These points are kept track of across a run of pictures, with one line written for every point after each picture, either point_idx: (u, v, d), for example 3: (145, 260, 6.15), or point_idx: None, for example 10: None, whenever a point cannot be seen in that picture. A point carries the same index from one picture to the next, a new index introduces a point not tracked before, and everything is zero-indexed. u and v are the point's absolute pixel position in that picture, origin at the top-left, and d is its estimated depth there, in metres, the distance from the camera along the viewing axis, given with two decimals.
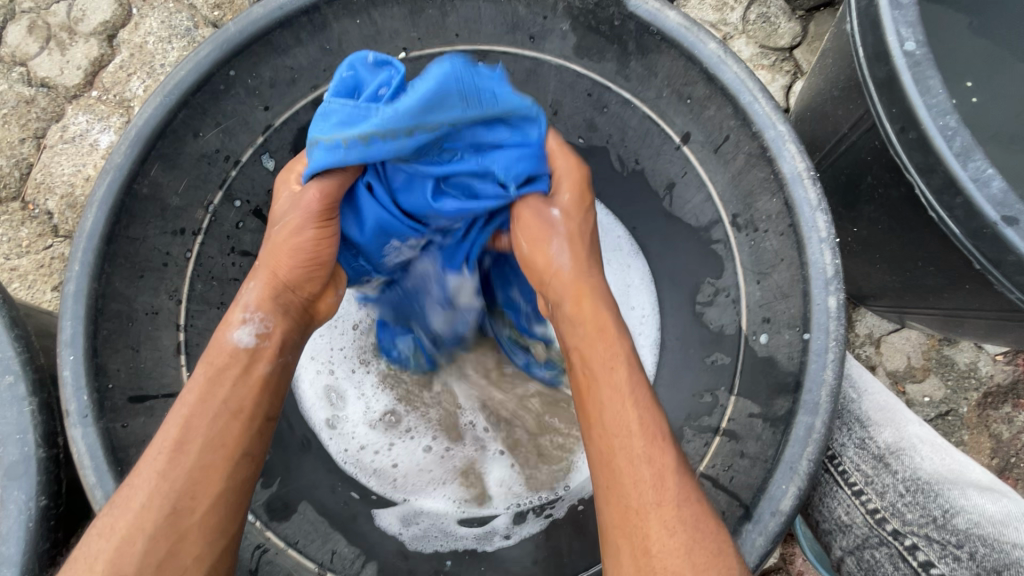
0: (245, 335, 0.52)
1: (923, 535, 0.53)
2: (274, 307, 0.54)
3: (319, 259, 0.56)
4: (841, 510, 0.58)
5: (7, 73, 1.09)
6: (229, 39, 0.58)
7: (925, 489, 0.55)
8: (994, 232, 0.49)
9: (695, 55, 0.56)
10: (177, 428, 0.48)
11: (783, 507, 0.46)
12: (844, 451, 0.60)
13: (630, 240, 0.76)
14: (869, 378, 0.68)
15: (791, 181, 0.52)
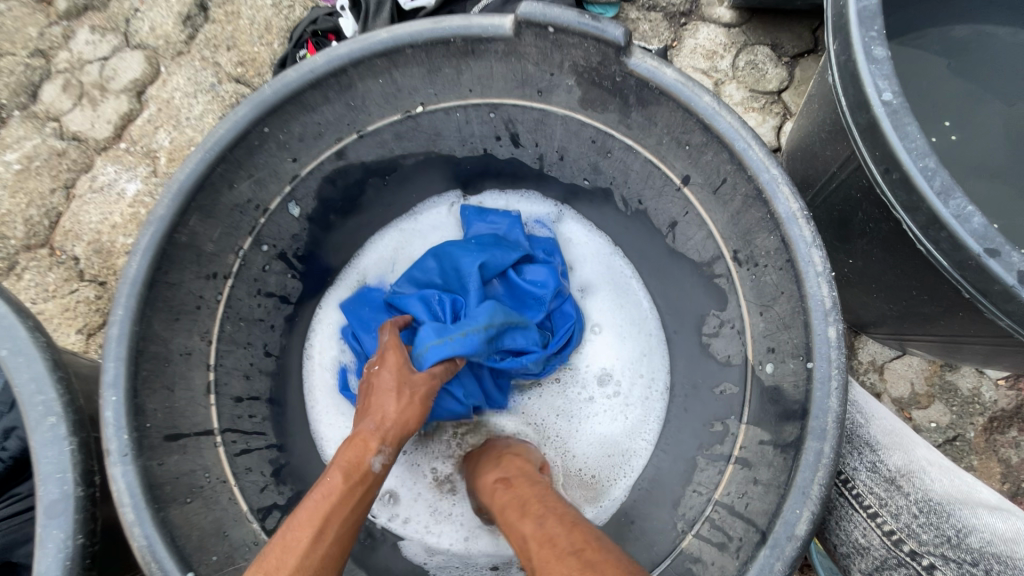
0: (378, 462, 0.60)
1: (940, 556, 0.52)
2: (398, 446, 0.63)
3: (432, 421, 0.67)
4: (861, 536, 0.58)
5: (41, 128, 1.16)
6: (263, 100, 0.63)
7: (934, 508, 0.56)
8: (979, 263, 0.52)
9: (692, 106, 0.60)
10: (322, 512, 0.55)
11: (799, 532, 0.47)
12: (856, 475, 0.60)
13: (627, 263, 0.85)
14: (873, 400, 0.69)
15: (786, 221, 0.56)
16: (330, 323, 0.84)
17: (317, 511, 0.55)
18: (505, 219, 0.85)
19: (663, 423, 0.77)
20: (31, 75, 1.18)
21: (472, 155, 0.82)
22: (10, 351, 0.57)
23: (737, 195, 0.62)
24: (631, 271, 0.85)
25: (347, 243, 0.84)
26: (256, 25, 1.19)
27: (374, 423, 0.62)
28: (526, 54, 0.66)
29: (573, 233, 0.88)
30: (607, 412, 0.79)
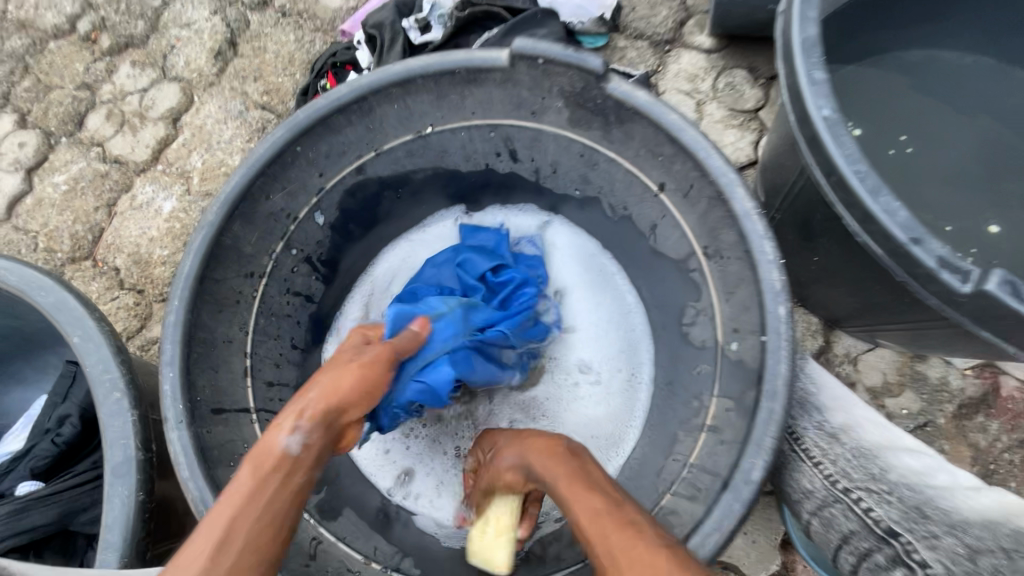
0: (296, 442, 0.53)
1: (867, 489, 0.58)
2: (324, 424, 0.56)
3: (369, 392, 0.61)
4: (805, 481, 0.64)
5: (86, 153, 1.29)
6: (297, 124, 0.74)
7: (869, 456, 0.62)
8: (906, 250, 0.61)
9: (661, 123, 0.70)
10: (226, 514, 0.48)
11: (754, 477, 0.56)
12: (805, 429, 0.67)
13: (613, 261, 0.96)
14: (824, 374, 0.77)
15: (743, 217, 0.65)
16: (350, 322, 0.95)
17: (221, 516, 0.48)
18: (493, 235, 0.96)
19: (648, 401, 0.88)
20: (78, 106, 1.32)
21: (476, 170, 0.92)
22: (82, 337, 0.68)
23: (703, 198, 0.71)
24: (618, 273, 0.95)
25: (367, 248, 0.95)
26: (281, 58, 1.31)
27: (290, 408, 0.56)
28: (520, 82, 0.77)
29: (564, 244, 0.99)
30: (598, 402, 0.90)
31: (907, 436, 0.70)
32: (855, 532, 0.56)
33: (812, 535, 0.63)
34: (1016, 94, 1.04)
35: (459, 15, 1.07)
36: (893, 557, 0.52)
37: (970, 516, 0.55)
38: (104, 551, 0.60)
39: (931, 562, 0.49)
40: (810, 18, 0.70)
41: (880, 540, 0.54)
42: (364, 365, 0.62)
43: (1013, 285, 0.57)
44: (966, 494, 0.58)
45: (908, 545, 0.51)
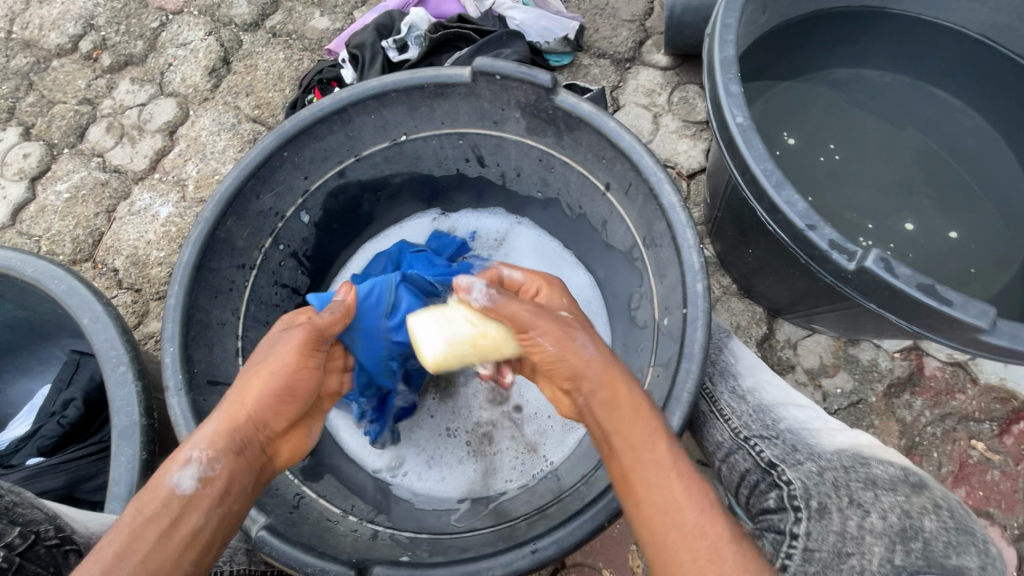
0: (189, 477, 0.57)
1: (761, 436, 0.80)
2: (226, 448, 0.59)
3: (285, 400, 0.64)
4: (717, 434, 0.85)
5: (88, 163, 1.38)
6: (285, 132, 0.84)
7: (765, 410, 0.84)
8: (804, 235, 0.72)
9: (602, 130, 0.81)
10: (121, 542, 0.52)
11: (673, 424, 0.67)
12: (720, 393, 0.87)
13: (569, 254, 1.06)
14: (743, 348, 0.96)
15: (669, 209, 0.76)
16: None
17: (117, 543, 0.52)
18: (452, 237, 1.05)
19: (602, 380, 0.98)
20: (80, 119, 1.41)
21: (448, 174, 1.03)
22: (91, 319, 0.77)
23: (640, 194, 0.82)
24: (578, 268, 1.05)
25: (350, 246, 1.06)
26: (271, 76, 1.42)
27: (192, 439, 0.60)
28: (481, 95, 0.88)
29: (529, 241, 1.08)
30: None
31: (798, 393, 0.90)
32: (749, 469, 0.78)
33: (720, 477, 0.85)
34: (931, 108, 1.16)
35: (432, 37, 1.19)
36: (771, 483, 0.75)
37: (828, 446, 0.77)
38: (112, 501, 0.69)
39: (794, 481, 0.72)
40: (728, 40, 0.82)
41: (764, 472, 0.76)
42: (257, 383, 0.63)
43: (886, 262, 0.69)
44: (830, 431, 0.80)
45: (781, 473, 0.74)
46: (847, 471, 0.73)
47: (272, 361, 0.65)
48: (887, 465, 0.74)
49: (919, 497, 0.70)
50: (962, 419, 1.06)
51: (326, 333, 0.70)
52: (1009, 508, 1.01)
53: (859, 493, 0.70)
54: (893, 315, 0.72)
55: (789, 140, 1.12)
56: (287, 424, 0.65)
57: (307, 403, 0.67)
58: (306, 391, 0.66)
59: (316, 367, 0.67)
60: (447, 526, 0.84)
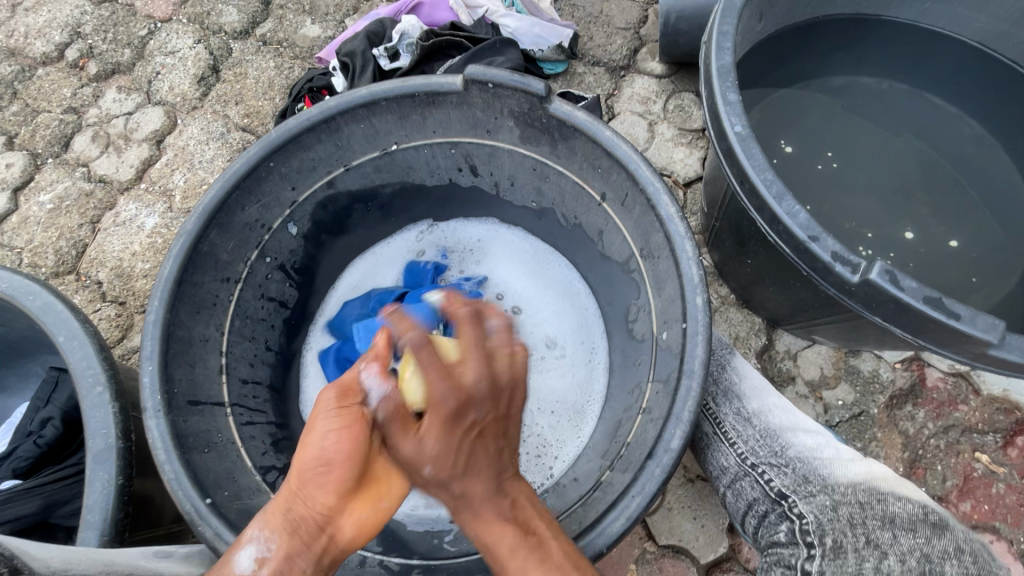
0: (250, 557, 0.57)
1: (770, 465, 0.80)
2: (282, 525, 0.58)
3: (330, 465, 0.60)
4: (722, 458, 0.85)
5: (72, 173, 1.35)
6: (271, 142, 0.82)
7: (773, 436, 0.83)
8: (806, 246, 0.70)
9: (598, 139, 0.79)
10: None
11: (674, 445, 0.65)
12: (725, 415, 0.87)
13: (560, 259, 1.05)
14: (746, 364, 0.94)
15: (667, 220, 0.74)
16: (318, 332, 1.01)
17: None
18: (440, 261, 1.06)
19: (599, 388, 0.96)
20: (65, 128, 1.38)
21: (440, 184, 1.00)
22: (67, 337, 0.74)
23: (636, 205, 0.80)
24: (571, 270, 1.04)
25: (340, 258, 1.03)
26: (260, 84, 1.40)
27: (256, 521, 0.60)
28: (474, 104, 0.86)
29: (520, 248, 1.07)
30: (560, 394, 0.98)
31: (804, 416, 0.89)
32: (757, 498, 0.79)
33: (726, 502, 0.85)
34: (928, 115, 1.15)
35: (424, 44, 1.17)
36: (781, 515, 0.75)
37: (841, 478, 0.75)
38: (85, 529, 0.67)
39: (807, 515, 0.72)
40: (725, 47, 0.80)
41: (773, 502, 0.77)
42: (300, 457, 0.61)
43: (892, 275, 0.67)
44: (840, 460, 0.78)
45: (793, 505, 0.74)
46: (862, 507, 0.71)
47: (314, 430, 0.62)
48: (905, 501, 0.71)
49: (941, 539, 0.67)
50: (966, 431, 1.04)
51: (356, 388, 0.65)
52: (1014, 523, 0.99)
53: (877, 533, 0.67)
54: (897, 328, 0.70)
55: (786, 148, 1.10)
56: (339, 496, 0.60)
57: (356, 469, 0.61)
58: (346, 455, 0.61)
59: (353, 425, 0.62)
60: (440, 550, 0.81)
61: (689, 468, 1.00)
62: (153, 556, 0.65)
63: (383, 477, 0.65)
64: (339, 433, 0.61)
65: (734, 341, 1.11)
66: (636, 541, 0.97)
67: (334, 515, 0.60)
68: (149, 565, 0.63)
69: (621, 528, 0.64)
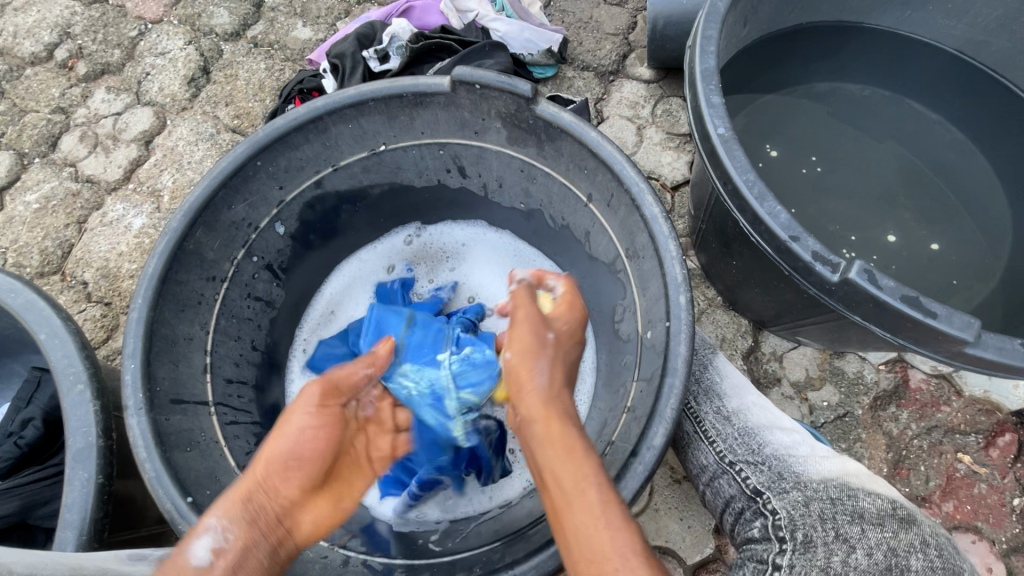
0: (205, 546, 0.57)
1: (747, 463, 0.81)
2: (246, 514, 0.60)
3: (302, 459, 0.63)
4: (702, 457, 0.86)
5: (59, 173, 1.34)
6: (258, 141, 0.82)
7: (750, 434, 0.84)
8: (788, 246, 0.71)
9: (583, 140, 0.80)
10: None
11: (656, 442, 0.65)
12: (705, 413, 0.87)
13: (546, 260, 1.06)
14: (728, 363, 0.95)
15: (652, 220, 0.74)
16: (306, 336, 1.03)
17: None
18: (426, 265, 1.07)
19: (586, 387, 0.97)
20: (53, 128, 1.38)
21: (429, 185, 1.01)
22: (48, 335, 0.74)
23: (622, 205, 0.81)
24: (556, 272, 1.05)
25: (328, 256, 1.03)
26: (251, 85, 1.40)
27: (215, 507, 0.61)
28: (462, 104, 0.87)
29: (504, 250, 1.08)
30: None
31: (783, 414, 0.90)
32: (735, 495, 0.80)
33: (707, 500, 0.87)
34: (909, 121, 1.17)
35: (413, 47, 1.18)
36: (756, 512, 0.76)
37: (814, 475, 0.76)
38: (64, 528, 0.66)
39: (779, 511, 0.73)
40: (709, 51, 0.82)
41: (749, 499, 0.78)
42: (271, 450, 0.63)
43: (871, 274, 0.68)
44: (815, 457, 0.80)
45: (766, 501, 0.75)
46: (834, 503, 0.72)
47: (288, 425, 0.65)
48: (874, 496, 0.73)
49: (907, 533, 0.68)
50: (949, 432, 1.05)
51: (340, 387, 0.69)
52: (996, 523, 1.00)
53: (846, 528, 0.68)
54: (877, 327, 0.71)
55: (771, 152, 1.12)
56: (302, 491, 0.63)
57: (322, 467, 0.65)
58: (316, 455, 0.64)
59: (328, 424, 0.66)
60: (424, 550, 0.81)
61: (675, 469, 1.01)
62: (128, 559, 0.64)
63: (344, 473, 0.69)
64: (317, 429, 0.64)
65: (721, 343, 1.12)
66: None
67: (295, 510, 0.63)
68: (120, 569, 0.61)
69: None
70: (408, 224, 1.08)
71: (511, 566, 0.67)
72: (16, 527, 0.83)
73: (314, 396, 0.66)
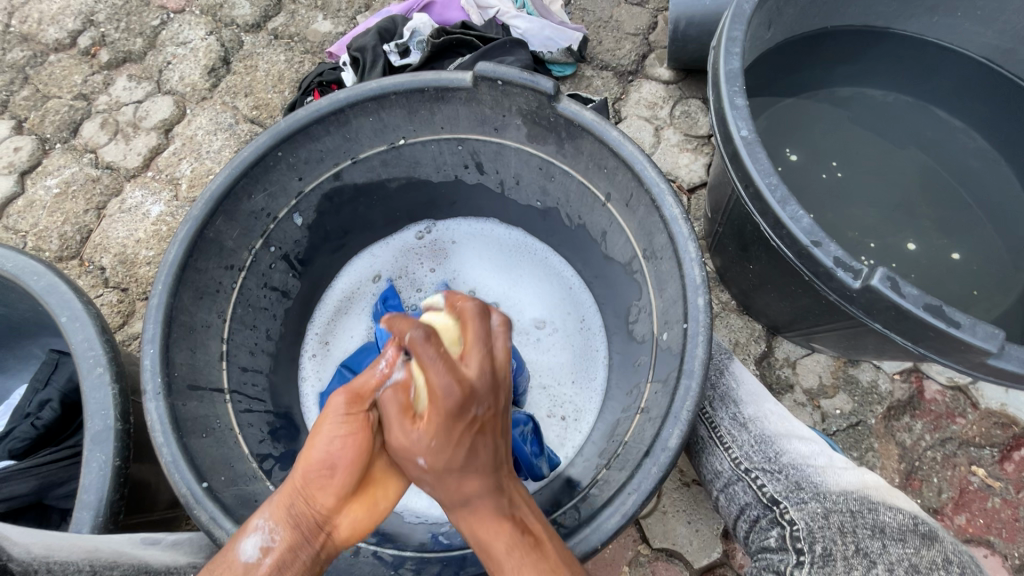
0: (254, 546, 0.57)
1: (763, 471, 0.81)
2: (290, 519, 0.57)
3: (336, 463, 0.59)
4: (717, 463, 0.86)
5: (80, 159, 1.35)
6: (280, 131, 0.82)
7: (768, 442, 0.83)
8: (809, 251, 0.71)
9: (604, 139, 0.80)
10: None
11: (671, 444, 0.65)
12: (721, 420, 0.87)
13: (558, 255, 1.07)
14: (745, 371, 0.94)
15: (672, 221, 0.74)
16: (319, 327, 1.04)
17: None
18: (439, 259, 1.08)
19: (596, 383, 0.98)
20: (74, 114, 1.39)
21: (446, 180, 1.01)
22: (69, 318, 0.74)
23: (641, 205, 0.80)
24: (564, 264, 1.06)
25: (343, 250, 1.04)
26: (270, 77, 1.40)
27: (258, 509, 0.60)
28: (483, 100, 0.86)
29: (513, 243, 1.09)
30: (552, 380, 1.01)
31: (800, 423, 0.89)
32: (750, 503, 0.80)
33: (719, 506, 0.86)
34: (933, 128, 1.15)
35: (434, 42, 1.18)
36: (773, 521, 0.76)
37: (833, 486, 0.76)
38: (81, 509, 0.67)
39: (797, 522, 0.73)
40: (734, 53, 0.81)
41: (766, 508, 0.78)
42: (307, 457, 0.60)
43: (894, 281, 0.68)
44: (834, 468, 0.79)
45: (784, 511, 0.75)
46: (853, 516, 0.72)
47: (321, 433, 0.60)
48: (895, 511, 0.73)
49: (929, 550, 0.67)
50: (963, 444, 1.03)
51: (367, 393, 0.62)
52: (1009, 537, 0.99)
53: (866, 542, 0.68)
54: (897, 335, 0.71)
55: (791, 157, 1.11)
56: (340, 498, 0.60)
57: (360, 473, 0.61)
58: (351, 462, 0.60)
59: (359, 432, 0.60)
60: (434, 543, 0.81)
61: (685, 472, 1.00)
62: (143, 543, 0.65)
63: (383, 475, 0.65)
64: (346, 439, 0.59)
65: (734, 347, 1.11)
66: (629, 543, 0.97)
67: (333, 515, 0.59)
68: (134, 554, 0.62)
69: (616, 525, 0.64)
70: (422, 219, 1.08)
71: None
72: (32, 506, 0.84)
73: (340, 398, 0.61)
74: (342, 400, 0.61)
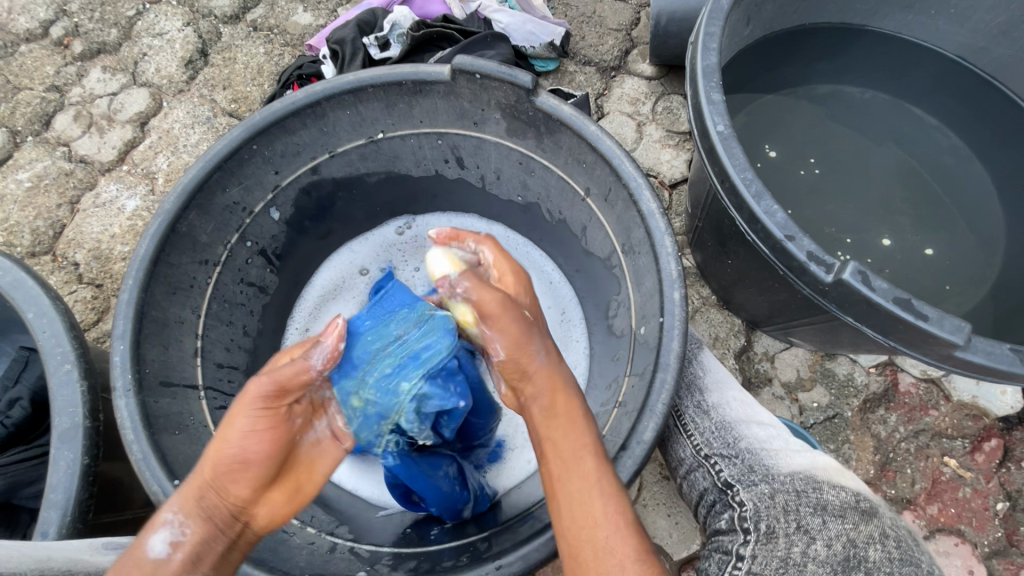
0: (165, 539, 0.57)
1: (721, 456, 0.82)
2: (205, 510, 0.58)
3: (245, 459, 0.59)
4: (681, 450, 0.88)
5: (53, 152, 1.32)
6: (254, 123, 0.81)
7: (727, 428, 0.84)
8: (783, 246, 0.72)
9: (583, 134, 0.80)
10: None
11: (646, 438, 0.65)
12: (686, 409, 0.89)
13: (539, 249, 1.06)
14: (715, 361, 0.96)
15: (648, 216, 0.74)
16: (302, 321, 1.03)
17: None
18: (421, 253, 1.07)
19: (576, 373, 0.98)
20: (47, 106, 1.36)
21: (426, 175, 1.00)
22: (35, 314, 0.73)
23: (618, 200, 0.81)
24: (545, 259, 1.06)
25: (322, 247, 1.03)
26: (249, 70, 1.38)
27: (173, 499, 0.60)
28: (461, 94, 0.86)
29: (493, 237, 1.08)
30: None
31: (762, 408, 0.90)
32: (707, 488, 0.81)
33: (685, 493, 0.88)
34: (911, 125, 1.16)
35: (415, 35, 1.17)
36: (725, 504, 0.77)
37: (783, 468, 0.77)
38: (47, 509, 0.66)
39: (746, 502, 0.74)
40: (710, 48, 0.81)
41: (721, 492, 0.79)
42: (217, 449, 0.59)
43: (865, 276, 0.69)
44: (787, 451, 0.80)
45: (735, 494, 0.76)
46: (797, 495, 0.73)
47: (232, 426, 0.59)
48: (839, 490, 0.74)
49: (867, 525, 0.69)
50: (936, 436, 1.06)
51: (291, 386, 0.62)
52: (979, 526, 1.01)
53: (807, 519, 0.69)
54: (869, 329, 0.72)
55: (770, 153, 1.12)
56: (255, 490, 0.60)
57: (275, 465, 0.61)
58: (265, 455, 0.60)
59: (275, 425, 0.61)
60: (412, 539, 0.80)
61: (664, 465, 1.01)
62: (103, 548, 0.62)
63: (304, 464, 0.66)
64: (261, 432, 0.59)
65: (714, 341, 1.12)
66: None
67: (249, 506, 0.61)
68: (93, 560, 0.60)
69: None
70: (404, 214, 1.08)
71: (496, 556, 0.67)
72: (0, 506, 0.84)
73: (262, 382, 0.60)
74: (259, 385, 0.60)
